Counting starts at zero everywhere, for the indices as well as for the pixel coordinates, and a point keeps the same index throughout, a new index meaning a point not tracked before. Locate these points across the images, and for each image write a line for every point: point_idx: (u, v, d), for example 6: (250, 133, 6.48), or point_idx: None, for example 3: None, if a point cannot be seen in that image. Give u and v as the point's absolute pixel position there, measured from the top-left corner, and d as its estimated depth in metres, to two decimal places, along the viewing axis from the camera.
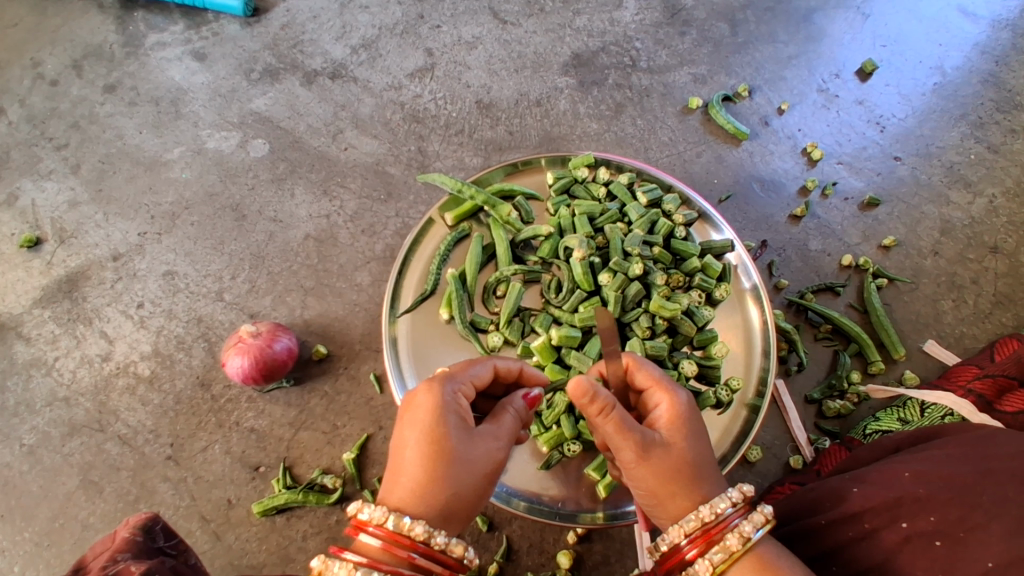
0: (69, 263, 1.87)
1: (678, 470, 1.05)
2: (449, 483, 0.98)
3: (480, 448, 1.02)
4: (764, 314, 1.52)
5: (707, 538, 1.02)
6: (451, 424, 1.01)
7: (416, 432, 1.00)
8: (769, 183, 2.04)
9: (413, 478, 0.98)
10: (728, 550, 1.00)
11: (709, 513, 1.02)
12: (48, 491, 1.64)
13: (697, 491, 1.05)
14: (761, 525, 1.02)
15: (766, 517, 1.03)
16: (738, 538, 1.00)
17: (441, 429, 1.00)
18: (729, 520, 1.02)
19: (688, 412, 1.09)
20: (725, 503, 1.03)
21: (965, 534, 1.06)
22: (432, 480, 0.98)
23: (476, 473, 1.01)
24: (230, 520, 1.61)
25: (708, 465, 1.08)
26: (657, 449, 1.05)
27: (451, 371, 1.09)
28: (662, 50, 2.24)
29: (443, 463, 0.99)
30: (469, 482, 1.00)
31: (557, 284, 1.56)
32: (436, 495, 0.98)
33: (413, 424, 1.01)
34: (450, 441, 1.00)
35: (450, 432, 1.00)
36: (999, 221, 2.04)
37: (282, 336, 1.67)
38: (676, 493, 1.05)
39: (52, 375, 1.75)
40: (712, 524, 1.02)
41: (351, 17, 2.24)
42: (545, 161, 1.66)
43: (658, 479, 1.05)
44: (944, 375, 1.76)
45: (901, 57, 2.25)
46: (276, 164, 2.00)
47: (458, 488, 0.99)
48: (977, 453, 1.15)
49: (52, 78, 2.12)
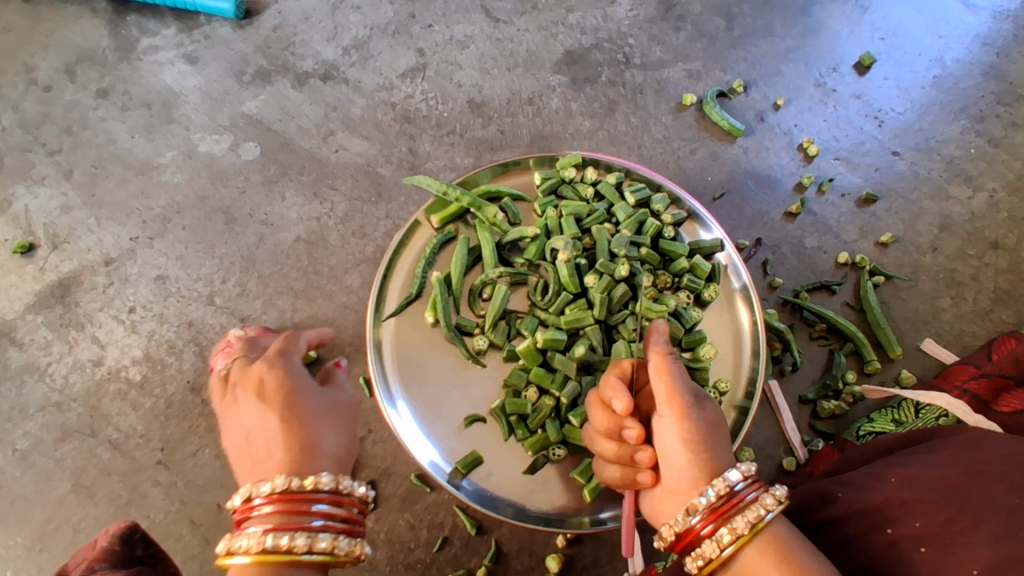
0: (62, 268, 1.88)
1: (716, 427, 1.09)
2: (308, 434, 1.24)
3: (330, 409, 1.31)
4: (754, 315, 1.50)
5: (718, 516, 1.01)
6: (292, 393, 1.29)
7: (276, 402, 1.27)
8: (764, 179, 2.01)
9: (284, 437, 1.22)
10: (738, 531, 0.99)
11: (718, 490, 1.02)
12: (41, 496, 1.65)
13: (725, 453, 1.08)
14: (772, 506, 1.00)
15: (777, 499, 1.01)
16: (747, 519, 0.99)
17: (286, 394, 1.28)
18: (740, 500, 1.01)
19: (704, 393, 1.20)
20: (733, 480, 1.02)
21: (950, 539, 1.02)
22: (296, 433, 1.23)
23: (329, 424, 1.29)
24: (220, 524, 1.62)
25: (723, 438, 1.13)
26: (703, 401, 1.11)
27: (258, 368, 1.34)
28: (656, 46, 2.21)
29: (302, 421, 1.26)
30: (328, 437, 1.26)
31: (543, 286, 1.54)
32: (304, 439, 1.23)
33: (271, 401, 1.27)
34: (302, 401, 1.28)
35: (298, 397, 1.28)
36: (999, 216, 2.00)
37: (271, 340, 1.66)
38: (716, 450, 1.07)
39: (45, 380, 1.76)
40: (726, 502, 1.01)
41: (343, 17, 2.22)
42: (534, 161, 1.64)
43: (700, 432, 1.06)
44: (941, 375, 1.73)
45: (901, 49, 2.21)
46: (267, 166, 2.00)
47: (323, 437, 1.25)
48: (965, 456, 1.13)
49: (46, 84, 2.13)
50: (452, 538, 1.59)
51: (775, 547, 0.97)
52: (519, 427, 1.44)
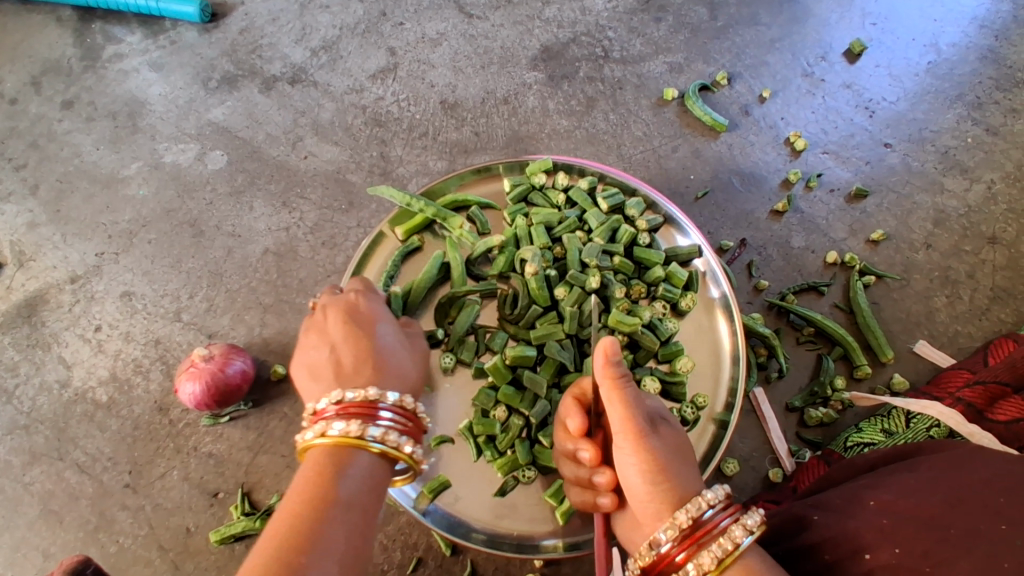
0: (28, 287, 1.84)
1: (676, 451, 1.00)
2: (393, 354, 1.14)
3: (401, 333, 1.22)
4: (733, 325, 1.42)
5: (692, 543, 0.92)
6: (376, 315, 1.19)
7: (361, 319, 1.17)
8: (749, 177, 1.93)
9: (368, 352, 1.12)
10: (713, 561, 0.90)
11: (691, 514, 0.93)
12: (6, 523, 1.60)
13: (690, 477, 0.99)
14: (748, 533, 0.92)
15: (752, 526, 0.93)
16: (722, 548, 0.91)
17: (376, 317, 1.19)
18: (714, 525, 0.92)
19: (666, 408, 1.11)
20: (705, 505, 0.94)
21: (930, 570, 0.95)
22: (381, 351, 1.13)
23: (407, 347, 1.19)
24: (188, 549, 1.57)
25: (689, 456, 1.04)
26: (657, 425, 1.01)
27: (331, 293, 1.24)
28: (636, 38, 2.13)
29: (392, 342, 1.16)
30: (406, 360, 1.16)
31: (513, 299, 1.48)
32: (390, 360, 1.13)
33: (355, 315, 1.17)
34: (378, 318, 1.19)
35: (378, 316, 1.19)
36: (997, 208, 1.91)
37: (236, 358, 1.62)
38: (679, 476, 0.97)
39: (12, 403, 1.72)
40: (699, 527, 0.93)
41: (311, 18, 2.16)
42: (503, 167, 1.57)
43: (656, 461, 0.97)
44: (934, 381, 1.65)
45: (892, 35, 2.12)
46: (234, 176, 1.94)
47: (398, 357, 1.15)
48: (948, 479, 1.06)
49: (10, 96, 2.08)
50: (426, 560, 1.54)
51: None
52: (488, 448, 1.39)
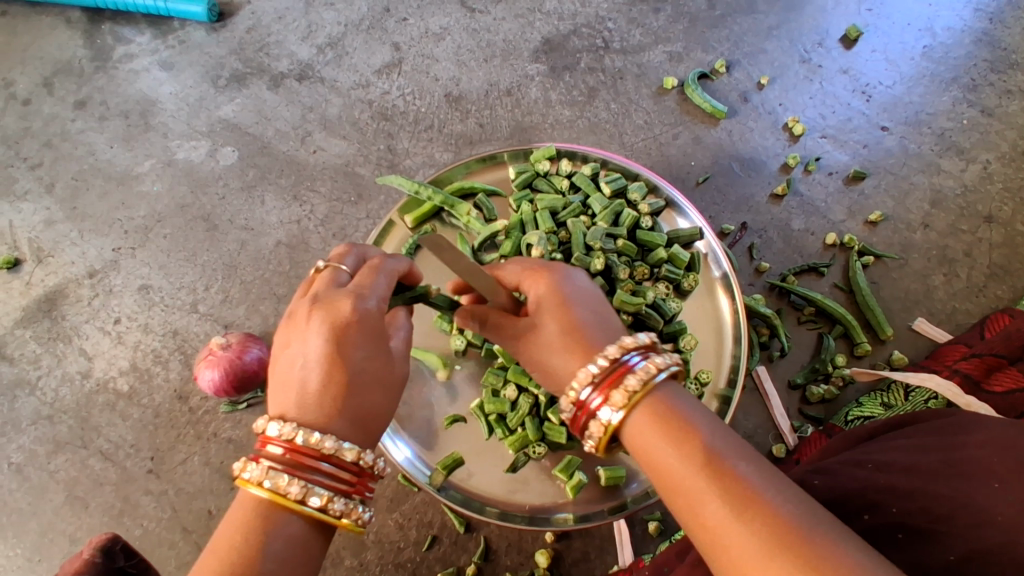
0: (47, 282, 1.89)
1: (553, 342, 1.04)
2: (371, 383, 0.97)
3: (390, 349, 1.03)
4: (734, 304, 1.46)
5: (602, 390, 0.95)
6: (364, 331, 0.97)
7: (345, 333, 0.96)
8: (749, 162, 1.97)
9: (339, 382, 0.94)
10: (626, 393, 0.93)
11: (605, 359, 0.97)
12: (34, 509, 1.66)
13: (589, 344, 1.01)
14: (657, 370, 0.95)
15: (661, 364, 0.95)
16: (631, 385, 0.93)
17: (364, 332, 0.97)
18: (629, 364, 0.95)
19: (562, 280, 1.09)
20: (618, 351, 0.97)
21: (927, 526, 1.01)
22: (355, 385, 0.95)
23: (392, 372, 1.01)
24: (211, 530, 1.62)
25: (597, 319, 1.05)
26: (528, 330, 1.08)
27: (333, 277, 1.04)
28: (635, 29, 2.17)
29: (377, 367, 0.98)
30: (383, 397, 0.99)
31: None
32: (360, 398, 0.95)
33: (341, 328, 0.96)
34: (367, 335, 0.97)
35: (369, 332, 0.98)
36: (993, 188, 1.95)
37: (253, 346, 1.66)
38: (574, 351, 1.01)
39: (36, 394, 1.77)
40: (604, 374, 0.96)
41: (317, 15, 2.20)
42: (508, 155, 1.61)
43: (559, 340, 1.03)
44: (932, 356, 1.69)
45: (888, 19, 2.15)
46: (245, 171, 1.99)
47: (375, 396, 0.97)
48: (942, 442, 1.11)
49: (24, 97, 2.13)
50: (440, 537, 1.59)
51: (662, 409, 0.91)
52: (498, 426, 1.44)
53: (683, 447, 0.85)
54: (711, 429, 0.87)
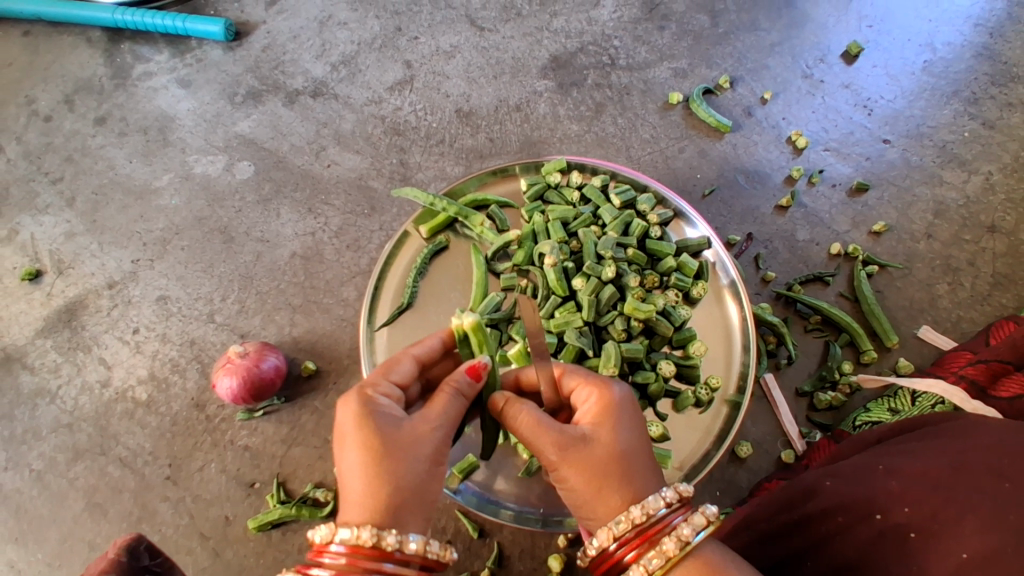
0: (68, 293, 1.93)
1: (600, 465, 1.01)
2: (388, 475, 0.97)
3: (417, 432, 1.02)
4: (743, 311, 1.51)
5: (644, 540, 0.97)
6: (379, 422, 1.01)
7: (357, 435, 1.00)
8: (754, 175, 2.01)
9: (358, 484, 0.97)
10: (676, 546, 0.95)
11: (660, 502, 0.98)
12: (54, 516, 1.68)
13: (626, 482, 1.00)
14: (704, 524, 0.97)
15: (709, 517, 0.98)
16: (678, 540, 0.96)
17: (375, 431, 1.00)
18: (677, 515, 0.98)
19: (618, 404, 1.07)
20: (671, 497, 0.99)
21: (938, 526, 1.02)
22: (372, 481, 0.97)
23: (413, 458, 0.99)
24: (228, 537, 1.64)
25: (639, 451, 1.03)
26: (569, 444, 1.02)
27: (370, 377, 1.11)
28: (641, 46, 2.22)
29: (397, 460, 0.98)
30: (417, 470, 0.99)
31: (533, 291, 1.57)
32: (379, 491, 0.96)
33: (353, 433, 1.01)
34: (377, 432, 1.00)
35: (378, 429, 1.00)
36: (996, 199, 1.99)
37: (269, 355, 1.70)
38: (608, 486, 1.00)
39: (56, 403, 1.80)
40: (648, 525, 0.98)
41: (331, 34, 2.26)
42: (519, 168, 1.66)
43: (591, 473, 1.00)
44: (939, 362, 1.72)
45: (889, 36, 2.21)
46: (261, 185, 2.03)
47: (405, 474, 0.98)
48: (952, 446, 1.12)
49: (46, 114, 2.19)
50: (454, 543, 1.61)
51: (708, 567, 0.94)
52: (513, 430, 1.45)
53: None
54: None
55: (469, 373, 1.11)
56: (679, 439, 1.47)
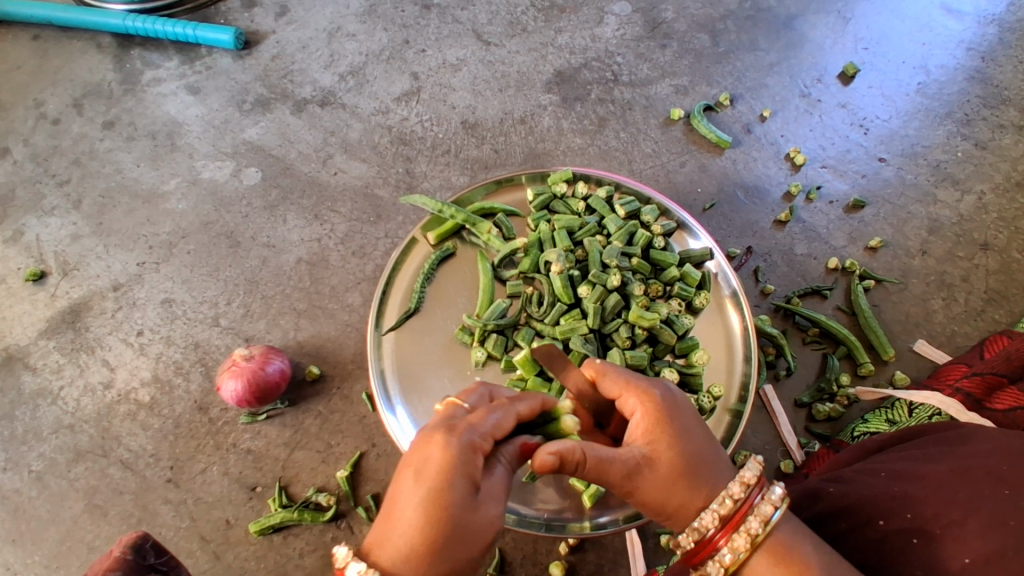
0: (72, 294, 1.93)
1: (669, 479, 1.03)
2: (448, 559, 0.89)
3: (488, 517, 0.94)
4: (744, 319, 1.53)
5: (729, 528, 1.00)
6: (463, 492, 0.91)
7: (434, 502, 0.90)
8: (753, 190, 2.06)
9: (417, 552, 0.89)
10: (746, 542, 0.99)
11: (728, 500, 1.01)
12: (52, 517, 1.67)
13: (695, 493, 1.03)
14: (773, 511, 1.00)
15: (776, 501, 1.00)
16: (749, 534, 0.99)
17: (455, 503, 0.90)
18: (745, 507, 1.01)
19: (665, 411, 1.06)
20: (738, 491, 1.01)
21: (940, 531, 1.05)
22: (433, 559, 0.89)
23: (476, 546, 0.92)
24: (228, 540, 1.64)
25: (701, 458, 1.05)
26: (633, 473, 1.02)
27: (469, 423, 0.98)
28: (643, 63, 2.28)
29: (462, 543, 0.90)
30: (474, 553, 0.92)
31: (538, 297, 1.59)
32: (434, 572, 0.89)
33: (430, 494, 0.90)
34: (454, 507, 0.90)
35: (456, 503, 0.90)
36: (988, 217, 2.04)
37: (275, 358, 1.71)
38: (679, 496, 1.03)
39: (57, 403, 1.80)
40: (731, 515, 1.01)
41: (339, 45, 2.30)
42: (526, 177, 1.70)
43: (662, 486, 1.03)
44: (935, 375, 1.75)
45: (884, 58, 2.27)
46: (268, 191, 2.06)
47: (463, 560, 0.91)
48: (951, 453, 1.15)
49: (54, 117, 2.20)
50: None
51: (783, 554, 0.98)
52: None
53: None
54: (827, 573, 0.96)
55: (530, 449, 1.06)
56: None
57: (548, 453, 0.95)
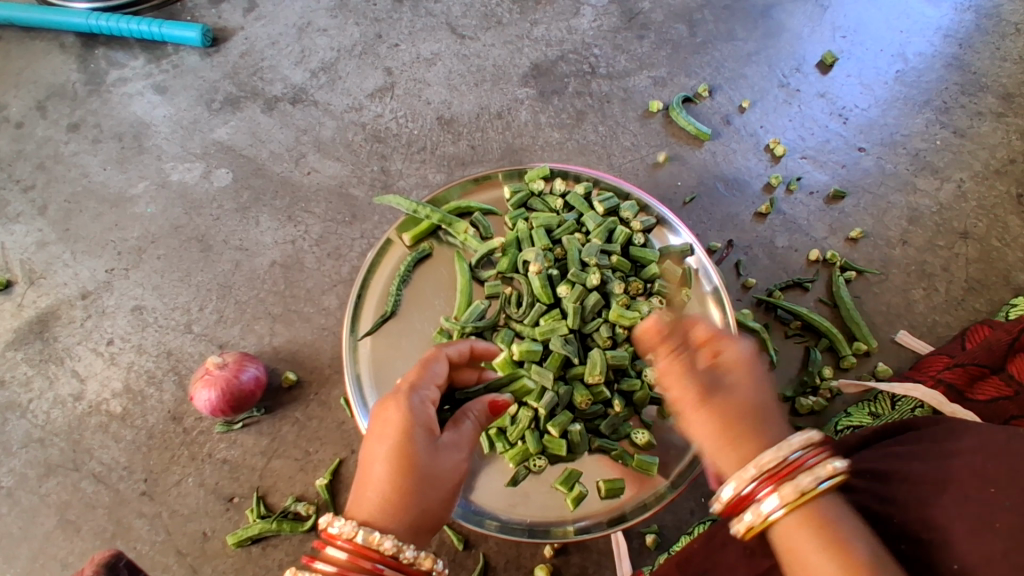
0: (39, 304, 1.88)
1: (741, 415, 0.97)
2: (421, 503, 1.04)
3: (450, 463, 1.11)
4: (726, 316, 1.50)
5: (775, 480, 0.91)
6: (419, 443, 1.07)
7: (400, 457, 1.04)
8: (733, 182, 2.03)
9: (394, 502, 1.02)
10: (793, 494, 0.89)
11: (779, 451, 0.93)
12: (24, 533, 1.63)
13: (761, 436, 0.96)
14: (827, 477, 0.90)
15: (833, 471, 0.91)
16: (796, 488, 0.89)
17: (416, 454, 1.06)
18: (797, 464, 0.91)
19: (751, 355, 1.03)
20: (795, 445, 0.93)
21: (928, 536, 1.04)
22: (402, 504, 1.02)
23: (442, 489, 1.08)
24: (206, 553, 1.60)
25: (769, 405, 0.99)
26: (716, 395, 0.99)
27: (416, 384, 1.15)
28: (621, 55, 2.24)
29: (426, 485, 1.06)
30: (437, 495, 1.07)
31: (517, 298, 1.56)
32: (407, 514, 1.03)
33: (396, 448, 1.05)
34: (419, 456, 1.06)
35: (417, 452, 1.06)
36: (968, 205, 2.03)
37: (249, 366, 1.67)
38: (738, 440, 0.96)
39: (26, 417, 1.75)
40: (778, 467, 0.92)
41: (310, 41, 2.24)
42: (503, 175, 1.67)
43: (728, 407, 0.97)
44: (916, 366, 1.74)
45: (862, 46, 2.26)
46: (239, 192, 2.01)
47: (428, 502, 1.05)
48: (936, 452, 1.15)
49: (17, 121, 2.13)
50: (440, 555, 1.58)
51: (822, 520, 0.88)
52: (499, 438, 1.44)
53: (833, 555, 0.83)
54: (869, 548, 0.85)
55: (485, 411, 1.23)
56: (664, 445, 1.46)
57: (660, 320, 1.06)
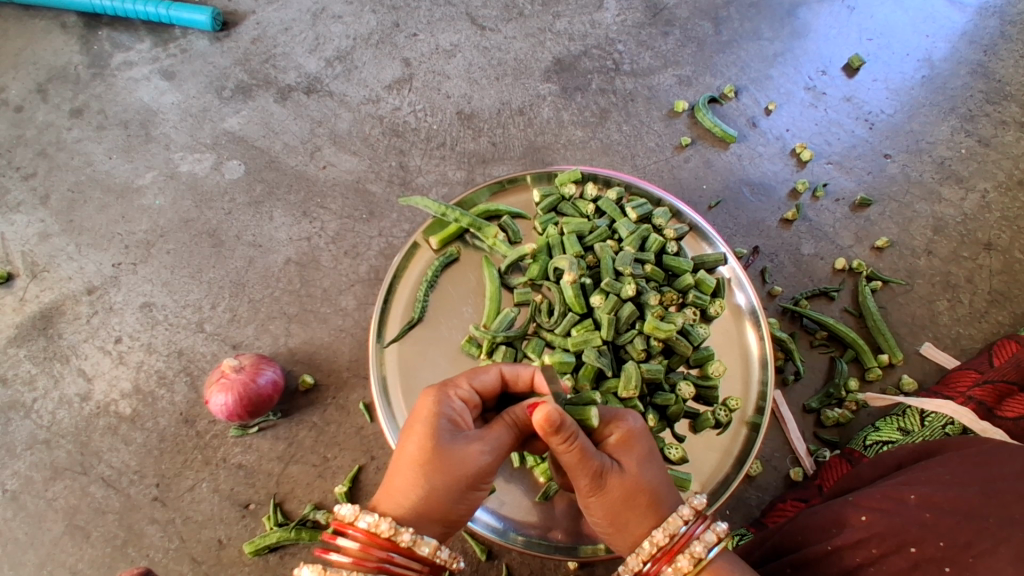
0: (42, 298, 1.80)
1: (638, 488, 1.03)
2: (427, 489, 1.00)
3: (468, 453, 1.01)
4: (761, 332, 1.49)
5: (670, 554, 1.01)
6: (439, 430, 1.02)
7: (412, 442, 1.02)
8: (759, 186, 2.00)
9: (401, 487, 1.01)
10: (690, 565, 0.99)
11: (677, 522, 1.01)
12: (31, 539, 1.57)
13: (655, 512, 1.03)
14: (716, 541, 1.00)
15: (720, 533, 1.01)
16: (692, 557, 0.99)
17: (431, 439, 1.01)
18: (690, 533, 1.01)
19: (642, 431, 1.08)
20: (686, 515, 1.01)
21: (974, 560, 1.00)
22: (410, 486, 1.00)
23: (453, 478, 1.00)
24: (222, 561, 1.56)
25: (664, 483, 1.06)
26: (606, 474, 1.02)
27: (452, 378, 1.11)
28: (645, 52, 2.19)
29: (437, 473, 1.00)
30: (448, 483, 1.00)
31: (548, 307, 1.51)
32: (412, 497, 1.00)
33: (410, 434, 1.03)
34: (435, 441, 1.01)
35: (433, 436, 1.01)
36: (992, 216, 2.02)
37: (266, 369, 1.62)
38: (635, 512, 1.03)
39: (32, 417, 1.68)
40: (675, 540, 1.01)
41: (324, 28, 2.16)
42: (531, 178, 1.62)
43: (627, 490, 1.02)
44: (942, 381, 1.73)
45: (888, 49, 2.23)
46: (252, 186, 1.93)
47: (436, 489, 1.00)
48: (979, 475, 1.11)
49: (17, 104, 2.04)
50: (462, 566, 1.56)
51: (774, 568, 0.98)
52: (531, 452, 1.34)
53: None
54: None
55: (530, 412, 1.05)
56: (699, 461, 1.43)
57: (554, 410, 0.95)
